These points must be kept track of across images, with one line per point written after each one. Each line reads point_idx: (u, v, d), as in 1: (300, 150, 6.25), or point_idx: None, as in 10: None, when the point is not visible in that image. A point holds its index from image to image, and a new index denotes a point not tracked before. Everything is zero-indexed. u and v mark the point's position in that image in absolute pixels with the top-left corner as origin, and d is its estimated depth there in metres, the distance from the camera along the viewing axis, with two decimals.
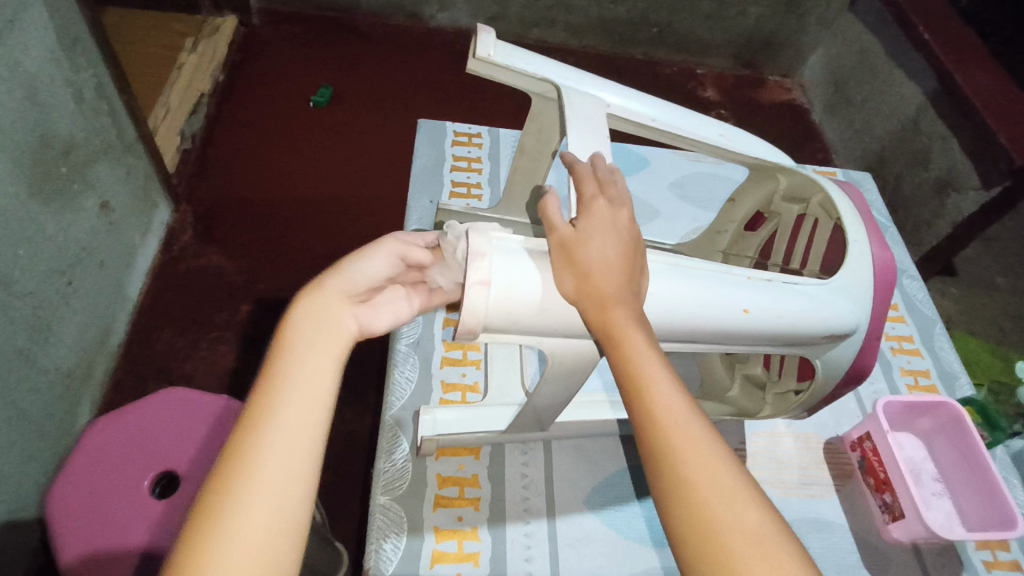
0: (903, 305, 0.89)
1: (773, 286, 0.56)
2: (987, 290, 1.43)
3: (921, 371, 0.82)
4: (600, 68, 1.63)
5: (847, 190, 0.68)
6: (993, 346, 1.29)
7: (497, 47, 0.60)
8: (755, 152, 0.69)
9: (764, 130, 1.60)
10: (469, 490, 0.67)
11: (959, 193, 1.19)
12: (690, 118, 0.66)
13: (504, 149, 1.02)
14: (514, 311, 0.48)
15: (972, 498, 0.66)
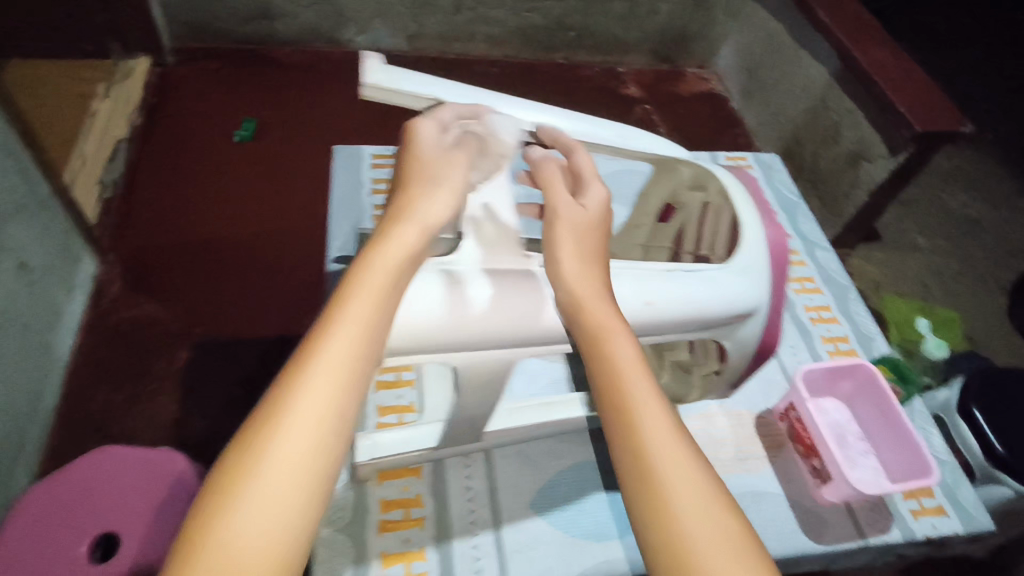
0: (820, 278, 0.95)
1: (675, 275, 0.60)
2: (909, 251, 1.51)
3: (839, 338, 0.87)
4: (523, 76, 1.66)
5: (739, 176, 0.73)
6: (919, 303, 1.36)
7: (385, 72, 0.61)
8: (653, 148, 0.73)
9: (687, 120, 1.66)
10: (414, 510, 0.67)
11: (869, 163, 1.26)
12: (584, 120, 0.68)
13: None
14: (419, 329, 0.52)
15: (893, 451, 0.71)
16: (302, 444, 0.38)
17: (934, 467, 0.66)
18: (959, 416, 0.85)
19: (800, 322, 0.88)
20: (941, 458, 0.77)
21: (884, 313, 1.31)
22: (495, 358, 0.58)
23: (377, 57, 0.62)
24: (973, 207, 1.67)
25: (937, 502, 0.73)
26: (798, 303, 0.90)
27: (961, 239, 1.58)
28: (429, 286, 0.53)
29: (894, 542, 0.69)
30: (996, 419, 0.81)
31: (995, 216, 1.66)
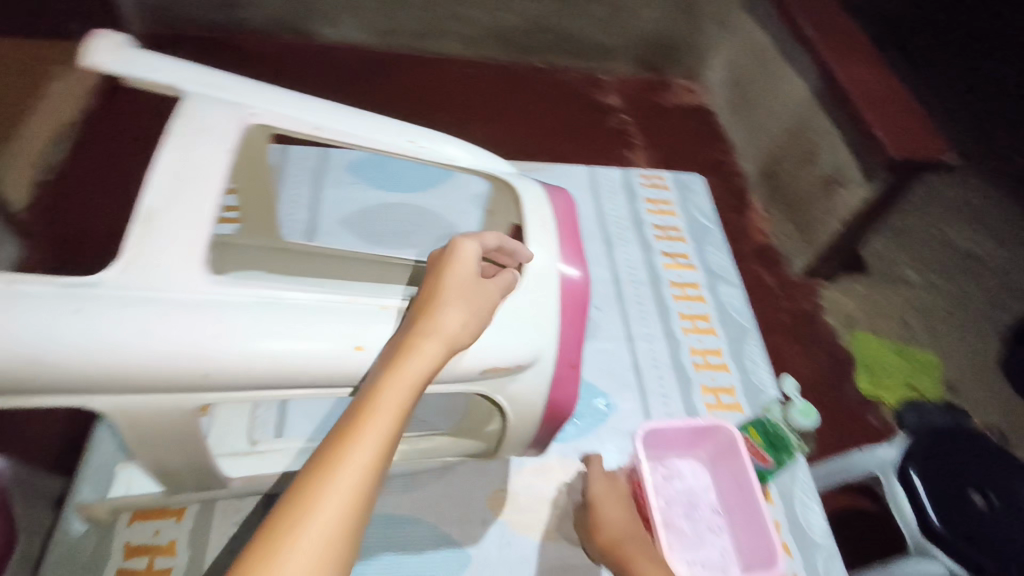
0: (716, 315, 0.94)
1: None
2: (897, 284, 1.39)
3: (723, 389, 0.86)
4: (498, 78, 1.58)
5: (555, 196, 0.72)
6: (896, 343, 1.25)
7: (119, 47, 0.57)
8: (481, 164, 0.71)
9: (666, 133, 1.57)
10: (160, 560, 0.63)
11: (844, 188, 1.16)
12: (377, 128, 0.65)
13: (290, 170, 0.97)
14: (15, 368, 0.41)
15: (744, 534, 0.70)
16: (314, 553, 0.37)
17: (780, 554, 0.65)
18: (895, 473, 0.78)
19: (682, 368, 0.87)
20: (813, 533, 0.76)
21: (854, 353, 1.21)
22: (165, 405, 0.47)
23: (111, 35, 0.58)
24: (977, 244, 1.55)
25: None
26: (683, 345, 0.90)
27: (958, 277, 1.46)
28: (33, 307, 0.42)
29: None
30: (937, 484, 0.74)
31: (999, 255, 1.54)
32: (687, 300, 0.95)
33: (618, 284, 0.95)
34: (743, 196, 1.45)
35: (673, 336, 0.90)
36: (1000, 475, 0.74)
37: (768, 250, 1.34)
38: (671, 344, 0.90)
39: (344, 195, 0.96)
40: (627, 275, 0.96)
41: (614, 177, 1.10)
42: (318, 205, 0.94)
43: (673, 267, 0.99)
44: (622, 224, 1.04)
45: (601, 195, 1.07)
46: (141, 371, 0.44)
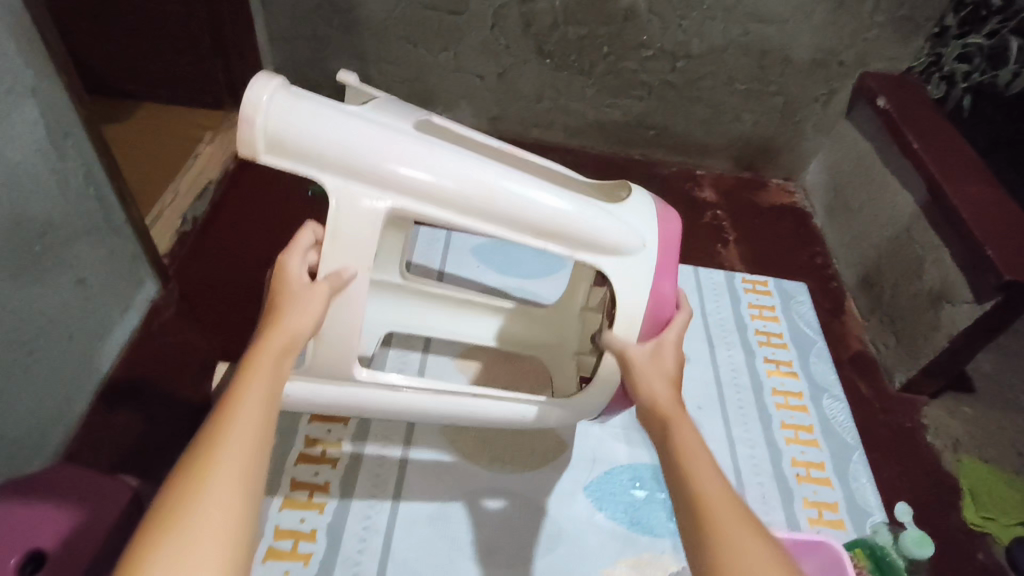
0: (820, 430, 0.92)
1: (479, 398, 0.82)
2: (1010, 409, 1.30)
3: (826, 504, 0.84)
4: (599, 168, 1.66)
5: (657, 279, 0.80)
6: (1010, 476, 1.16)
7: (284, 103, 0.66)
8: (601, 230, 0.76)
9: (761, 232, 1.57)
10: (303, 545, 0.83)
11: (953, 306, 1.13)
12: (502, 196, 0.72)
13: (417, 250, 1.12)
14: None
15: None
16: (225, 526, 0.45)
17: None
18: None
19: (783, 479, 0.85)
20: None
21: (960, 479, 1.13)
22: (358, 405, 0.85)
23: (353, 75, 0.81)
24: None
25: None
26: (785, 456, 0.88)
27: None
28: None
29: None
30: None
31: None
32: (790, 409, 0.94)
33: (719, 386, 0.95)
34: (840, 299, 1.42)
35: (774, 445, 0.89)
36: None
37: (864, 360, 1.30)
38: (772, 451, 0.89)
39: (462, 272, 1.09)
40: (726, 375, 0.96)
41: (716, 278, 1.12)
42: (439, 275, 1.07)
43: (776, 374, 0.98)
44: (725, 327, 1.05)
45: (704, 296, 1.08)
46: (348, 410, 0.80)
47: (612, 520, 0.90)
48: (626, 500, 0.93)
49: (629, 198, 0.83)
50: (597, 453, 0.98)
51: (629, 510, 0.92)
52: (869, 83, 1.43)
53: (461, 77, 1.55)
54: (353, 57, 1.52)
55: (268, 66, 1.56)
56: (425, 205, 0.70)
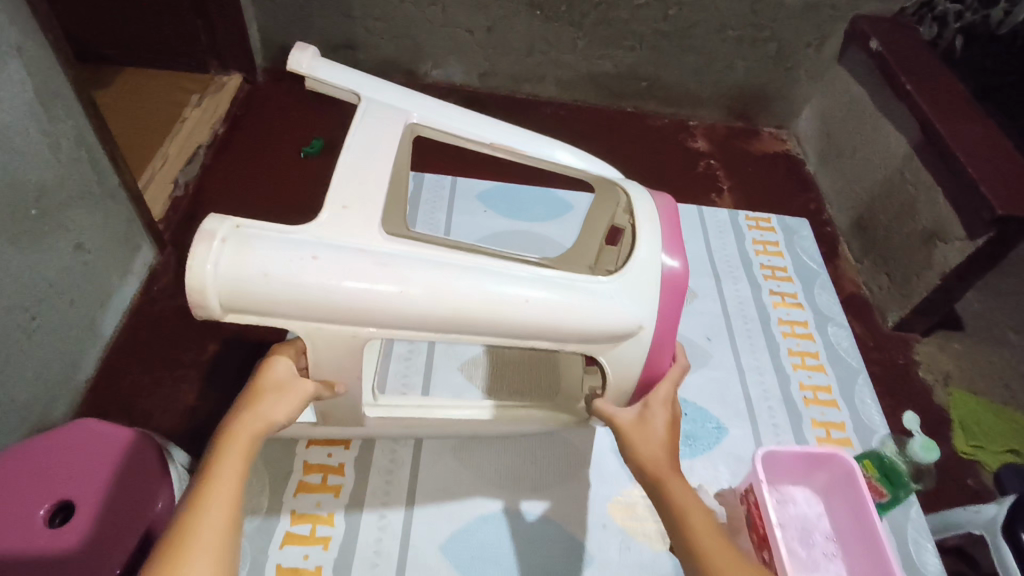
0: (826, 356, 0.94)
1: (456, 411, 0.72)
2: (998, 345, 1.34)
3: (834, 424, 0.86)
4: (592, 121, 1.65)
5: (659, 324, 0.64)
6: (998, 407, 1.20)
7: (241, 247, 0.50)
8: (607, 321, 0.60)
9: (755, 181, 1.58)
10: (332, 477, 0.78)
11: (945, 245, 1.15)
12: (495, 309, 0.56)
13: (425, 199, 0.98)
14: None
15: (867, 564, 0.66)
16: None
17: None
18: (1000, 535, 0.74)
19: (790, 402, 0.87)
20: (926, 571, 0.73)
21: (950, 411, 1.17)
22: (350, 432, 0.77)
23: (312, 47, 0.69)
24: None
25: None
26: (792, 379, 0.90)
27: None
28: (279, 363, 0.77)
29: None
30: None
31: None
32: (796, 338, 0.95)
33: (727, 318, 0.96)
34: (833, 244, 1.44)
35: (781, 369, 0.90)
36: None
37: (858, 301, 1.33)
38: (780, 375, 0.90)
39: (474, 220, 0.96)
40: (732, 309, 0.98)
41: (721, 217, 1.13)
42: (448, 222, 0.95)
43: (781, 306, 1.00)
44: (731, 263, 1.06)
45: (709, 236, 1.09)
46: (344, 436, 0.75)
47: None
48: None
49: (634, 262, 0.64)
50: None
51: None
52: (861, 25, 1.42)
53: (450, 31, 1.52)
54: (338, 14, 1.48)
55: (252, 26, 1.52)
56: (401, 326, 0.55)
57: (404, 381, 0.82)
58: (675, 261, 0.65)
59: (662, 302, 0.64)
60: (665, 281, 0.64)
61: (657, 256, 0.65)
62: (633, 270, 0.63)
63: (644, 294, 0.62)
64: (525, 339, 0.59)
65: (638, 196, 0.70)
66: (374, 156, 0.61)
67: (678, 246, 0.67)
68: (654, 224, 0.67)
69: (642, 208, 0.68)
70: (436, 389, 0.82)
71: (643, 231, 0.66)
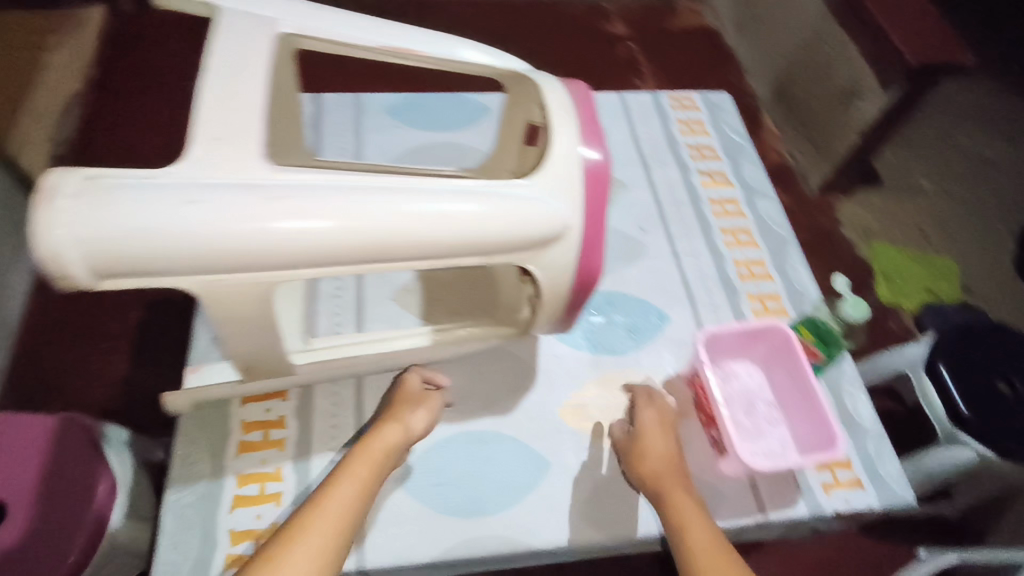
0: (756, 229, 0.84)
1: (388, 340, 0.64)
2: (913, 194, 1.40)
3: (769, 295, 0.79)
4: (502, 14, 1.55)
5: (588, 218, 0.58)
6: (915, 253, 1.28)
7: (96, 201, 0.43)
8: (535, 222, 0.54)
9: (674, 60, 1.54)
10: (274, 432, 0.64)
11: (862, 101, 1.16)
12: (412, 229, 0.50)
13: (329, 119, 0.85)
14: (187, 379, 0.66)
15: (807, 423, 0.67)
16: None
17: (841, 437, 0.63)
18: (923, 372, 0.79)
19: (724, 277, 0.79)
20: (866, 422, 0.72)
21: (873, 264, 1.24)
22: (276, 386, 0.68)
23: None
24: (990, 149, 1.53)
25: (854, 473, 0.68)
26: (727, 257, 0.81)
27: (972, 182, 1.46)
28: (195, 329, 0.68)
29: (799, 518, 0.65)
30: (964, 381, 0.76)
31: (1013, 158, 1.52)
32: (728, 218, 0.84)
33: (659, 206, 0.84)
34: (756, 116, 1.44)
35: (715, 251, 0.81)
36: (1021, 362, 0.78)
37: (783, 169, 1.35)
38: (715, 258, 0.81)
39: (391, 135, 0.85)
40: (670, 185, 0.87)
41: (641, 97, 0.94)
42: (361, 141, 0.84)
43: (710, 185, 0.87)
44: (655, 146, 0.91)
45: (633, 118, 0.92)
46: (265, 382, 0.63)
47: (573, 348, 0.73)
48: (580, 325, 0.74)
49: (554, 156, 0.57)
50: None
51: (587, 332, 0.74)
52: None
53: None
54: None
55: None
56: (319, 263, 0.49)
57: (336, 321, 0.71)
58: (596, 150, 0.60)
59: (587, 198, 0.58)
60: (587, 169, 0.59)
61: (574, 147, 0.59)
62: (546, 170, 0.56)
63: (565, 188, 0.56)
64: (450, 258, 0.52)
65: (548, 87, 0.64)
66: (239, 76, 0.53)
67: (598, 135, 0.61)
68: (568, 114, 0.61)
69: (551, 100, 0.62)
70: (372, 324, 0.71)
71: (556, 123, 0.60)
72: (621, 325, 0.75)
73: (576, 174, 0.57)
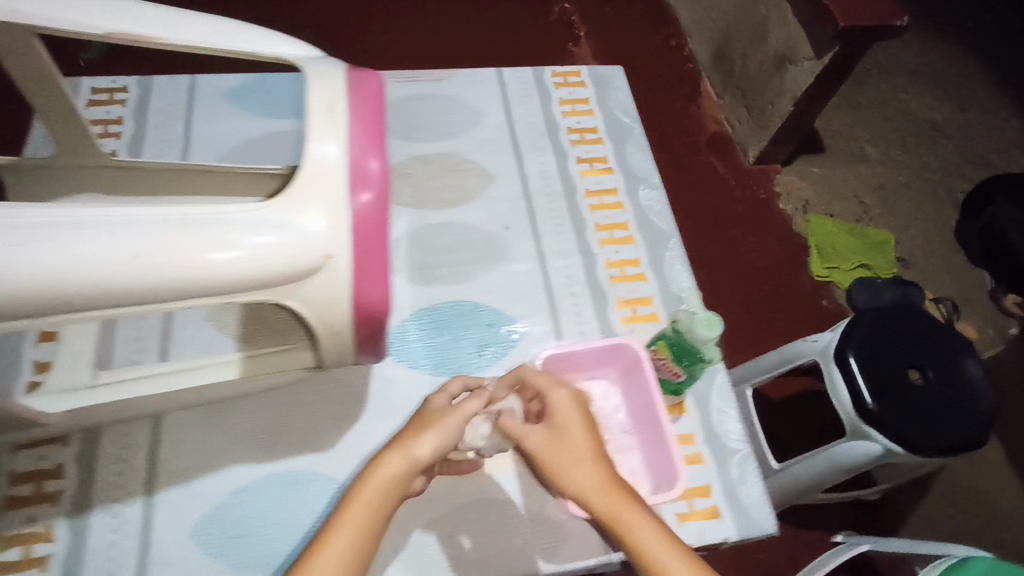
0: (635, 221, 0.68)
1: (180, 373, 0.45)
2: (855, 163, 1.35)
3: (641, 299, 0.63)
4: None
5: (356, 247, 0.40)
6: (852, 225, 1.24)
7: None
8: (253, 261, 0.37)
9: (613, 22, 1.43)
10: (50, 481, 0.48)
11: (794, 67, 1.10)
12: (94, 265, 0.34)
13: (154, 107, 0.68)
14: None
15: (651, 447, 0.56)
16: None
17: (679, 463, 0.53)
18: (833, 361, 0.75)
19: (587, 278, 0.64)
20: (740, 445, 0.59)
21: (808, 238, 1.20)
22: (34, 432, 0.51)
23: None
24: (938, 109, 1.46)
25: (711, 501, 0.56)
26: (596, 256, 0.65)
27: (917, 147, 1.40)
28: None
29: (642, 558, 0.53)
30: (872, 368, 0.73)
31: (959, 117, 1.45)
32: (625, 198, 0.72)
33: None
34: (695, 83, 1.36)
35: (584, 248, 0.65)
36: (932, 348, 0.75)
37: (721, 140, 1.29)
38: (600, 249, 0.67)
39: (227, 126, 0.67)
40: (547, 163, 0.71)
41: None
42: (191, 131, 0.67)
43: (588, 173, 0.71)
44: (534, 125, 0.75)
45: (509, 93, 0.76)
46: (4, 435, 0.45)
47: (413, 371, 0.56)
48: (422, 343, 0.58)
49: (299, 175, 0.39)
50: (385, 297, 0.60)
51: (430, 352, 0.58)
52: None
53: None
54: None
55: None
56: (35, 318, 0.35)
57: (136, 350, 0.53)
58: (371, 160, 0.41)
59: (355, 228, 0.40)
60: (352, 178, 0.40)
61: (320, 150, 0.40)
62: (297, 183, 0.39)
63: (317, 209, 0.39)
64: (133, 305, 0.36)
65: (321, 73, 0.44)
66: None
67: (382, 138, 0.43)
68: (339, 110, 0.42)
69: (313, 97, 0.42)
70: (177, 351, 0.54)
71: (310, 124, 0.41)
72: (473, 342, 0.59)
73: (341, 190, 0.40)
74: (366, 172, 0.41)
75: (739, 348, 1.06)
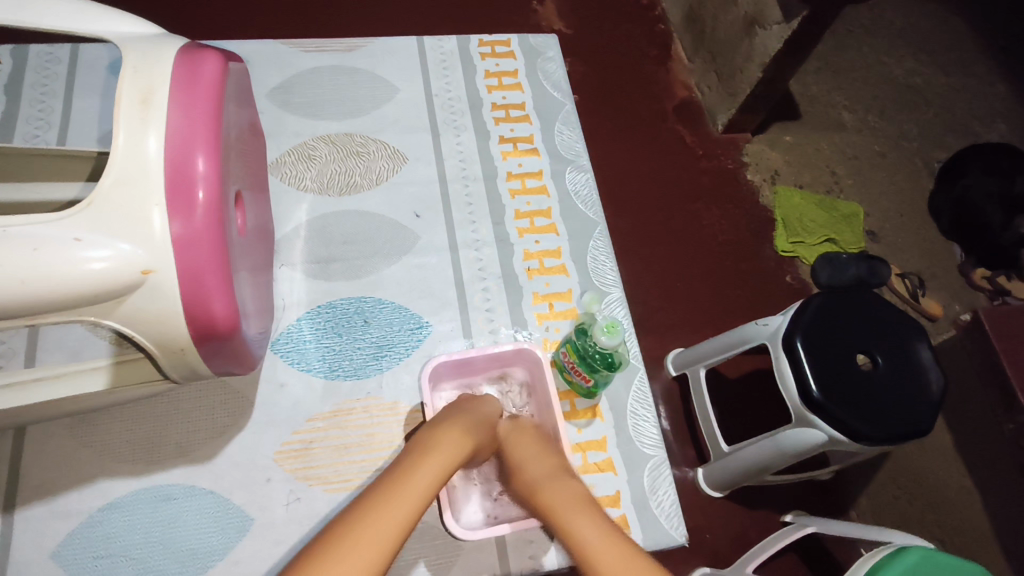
0: (558, 209, 0.77)
1: (10, 391, 0.48)
2: (830, 130, 1.30)
3: (557, 294, 0.72)
4: None
5: (180, 253, 0.41)
6: (821, 197, 1.20)
7: None
8: (50, 280, 0.38)
9: None
10: None
11: (764, 31, 1.04)
12: None
13: (25, 86, 0.71)
14: None
15: None
16: None
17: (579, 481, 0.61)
18: (779, 350, 0.72)
19: (507, 274, 0.72)
20: (650, 450, 0.69)
21: (773, 211, 1.16)
22: None
23: None
24: (919, 74, 1.40)
25: (620, 512, 0.65)
26: (515, 249, 0.74)
27: (895, 114, 1.35)
28: None
29: (551, 568, 0.62)
30: (819, 356, 0.70)
31: (941, 83, 1.40)
32: (526, 195, 0.77)
33: (441, 183, 0.76)
34: (666, 44, 1.30)
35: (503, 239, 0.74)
36: (879, 336, 0.73)
37: (688, 107, 1.24)
38: (501, 248, 0.74)
39: (106, 100, 0.72)
40: (473, 159, 0.78)
41: (444, 45, 0.85)
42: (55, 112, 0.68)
43: (510, 154, 0.79)
44: (456, 104, 0.82)
45: (430, 73, 0.83)
46: None
47: (303, 373, 0.65)
48: (316, 345, 0.66)
49: (108, 178, 0.40)
50: (281, 296, 0.67)
51: (323, 353, 0.66)
52: None
53: None
54: None
55: None
56: None
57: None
58: (196, 160, 0.42)
59: (179, 239, 0.41)
60: (171, 179, 0.42)
61: (150, 149, 0.42)
62: (106, 191, 0.40)
63: (133, 218, 0.40)
64: None
65: (146, 60, 0.44)
66: None
67: (211, 134, 0.44)
68: (156, 107, 0.43)
69: (128, 87, 0.43)
70: (46, 355, 0.60)
71: (121, 122, 0.41)
72: (367, 342, 0.67)
73: (158, 196, 0.41)
74: (194, 176, 0.42)
75: (697, 328, 1.03)
